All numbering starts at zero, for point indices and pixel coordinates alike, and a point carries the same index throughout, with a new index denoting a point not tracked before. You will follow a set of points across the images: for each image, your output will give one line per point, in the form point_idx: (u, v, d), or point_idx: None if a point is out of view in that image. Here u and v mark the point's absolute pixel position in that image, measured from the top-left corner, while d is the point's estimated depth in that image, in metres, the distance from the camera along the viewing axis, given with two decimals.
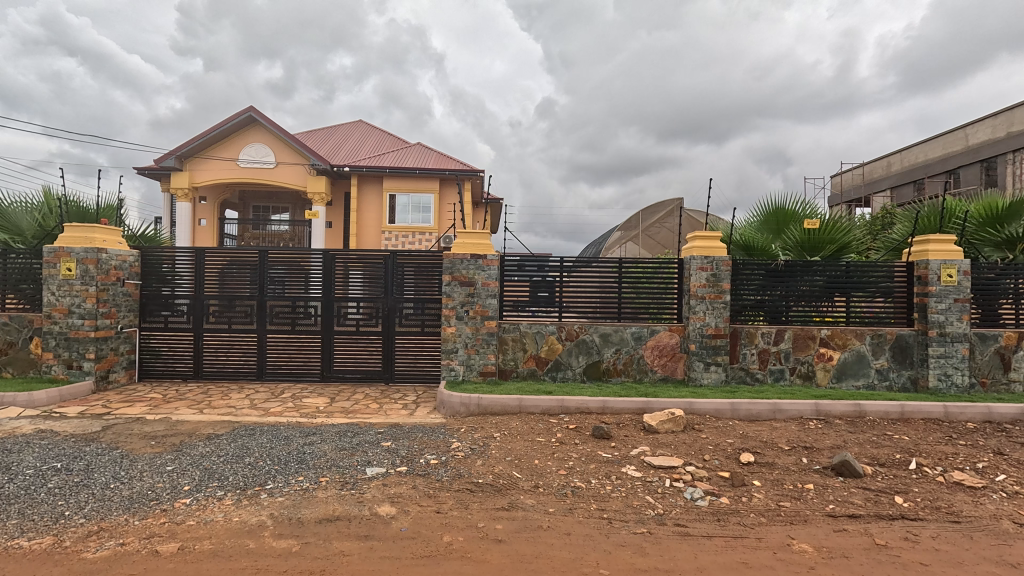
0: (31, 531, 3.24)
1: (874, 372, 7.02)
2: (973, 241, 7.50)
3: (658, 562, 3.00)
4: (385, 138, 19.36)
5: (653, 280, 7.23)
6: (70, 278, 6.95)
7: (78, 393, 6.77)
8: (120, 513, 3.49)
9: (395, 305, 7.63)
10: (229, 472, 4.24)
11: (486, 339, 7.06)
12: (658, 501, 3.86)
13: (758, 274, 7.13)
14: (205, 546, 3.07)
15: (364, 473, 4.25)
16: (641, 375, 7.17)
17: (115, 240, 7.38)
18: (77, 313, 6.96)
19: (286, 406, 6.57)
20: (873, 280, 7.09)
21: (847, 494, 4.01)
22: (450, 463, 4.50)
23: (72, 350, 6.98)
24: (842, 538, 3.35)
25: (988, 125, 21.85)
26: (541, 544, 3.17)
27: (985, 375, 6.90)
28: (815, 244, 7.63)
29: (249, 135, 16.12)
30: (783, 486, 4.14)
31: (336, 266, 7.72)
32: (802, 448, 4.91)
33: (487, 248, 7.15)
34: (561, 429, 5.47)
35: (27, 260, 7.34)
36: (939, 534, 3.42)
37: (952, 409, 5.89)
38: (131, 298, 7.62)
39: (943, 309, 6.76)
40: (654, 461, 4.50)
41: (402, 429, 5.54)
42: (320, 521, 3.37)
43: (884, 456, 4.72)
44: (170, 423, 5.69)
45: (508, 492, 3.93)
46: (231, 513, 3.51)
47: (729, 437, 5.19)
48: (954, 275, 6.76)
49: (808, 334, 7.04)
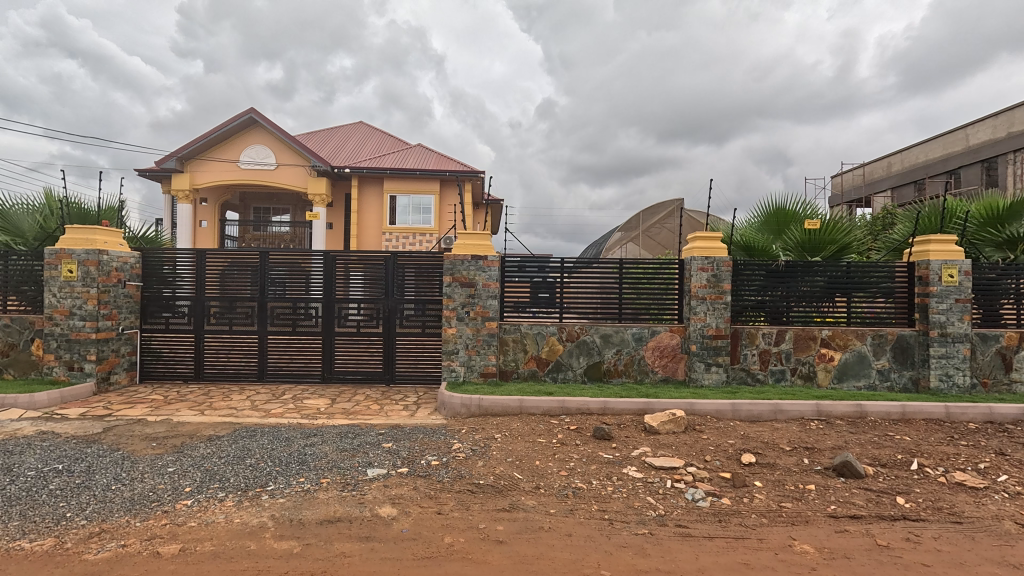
0: (31, 533, 3.24)
1: (875, 372, 7.01)
2: (974, 241, 7.50)
3: (659, 563, 3.00)
4: (386, 139, 19.39)
5: (653, 281, 7.23)
6: (71, 280, 6.96)
7: (79, 395, 6.78)
8: (121, 514, 3.49)
9: (395, 306, 7.64)
10: (230, 473, 4.24)
11: (487, 340, 7.06)
12: (659, 502, 3.86)
13: (758, 274, 7.13)
14: (206, 547, 3.07)
15: (364, 474, 4.25)
16: (642, 376, 7.17)
17: (116, 241, 7.39)
18: (78, 314, 6.96)
19: (287, 407, 6.58)
20: (874, 281, 7.09)
21: (848, 494, 4.00)
22: (451, 464, 4.50)
23: (73, 352, 6.98)
24: (843, 539, 3.35)
25: (988, 125, 21.85)
26: (543, 545, 3.17)
27: (986, 376, 6.90)
28: (815, 245, 7.63)
29: (250, 136, 16.13)
30: (785, 487, 4.13)
31: (336, 267, 7.72)
32: (803, 448, 4.90)
33: (487, 249, 7.15)
34: (561, 430, 5.47)
35: (28, 262, 7.35)
36: (941, 535, 3.41)
37: (953, 410, 5.88)
38: (132, 300, 7.63)
39: (944, 309, 6.75)
40: (654, 462, 4.49)
41: (403, 430, 5.54)
42: (321, 523, 3.37)
43: (886, 457, 4.71)
44: (171, 425, 5.69)
45: (509, 494, 3.93)
46: (232, 514, 3.51)
47: (730, 437, 5.18)
48: (955, 276, 6.76)
49: (808, 335, 7.04)
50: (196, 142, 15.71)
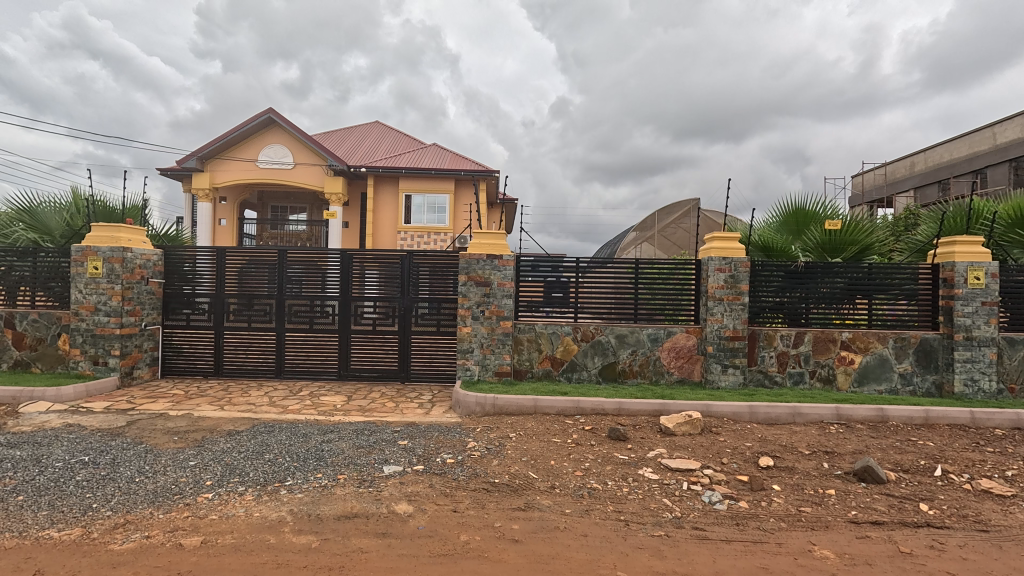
0: (60, 522, 3.33)
1: (897, 376, 6.88)
2: (1001, 242, 7.31)
3: (676, 565, 2.98)
4: (401, 138, 19.57)
5: (669, 281, 7.18)
6: (97, 277, 7.14)
7: (103, 388, 6.93)
8: (145, 506, 3.58)
9: (410, 304, 7.69)
10: (250, 468, 4.31)
11: (501, 340, 7.07)
12: (675, 504, 3.84)
13: (776, 275, 7.03)
14: (226, 540, 3.12)
15: (381, 471, 4.29)
16: (658, 377, 7.12)
17: (139, 239, 7.53)
18: (103, 310, 7.14)
19: (304, 403, 6.66)
20: (897, 283, 6.94)
21: (870, 499, 3.93)
22: (466, 462, 4.53)
23: (98, 347, 7.17)
24: (865, 545, 3.30)
25: (1017, 122, 21.21)
26: (559, 545, 3.17)
27: (1014, 381, 6.70)
28: (835, 246, 7.50)
29: (268, 135, 16.38)
30: (804, 491, 4.07)
31: (352, 265, 7.80)
32: (823, 452, 4.82)
33: (503, 248, 7.16)
34: (576, 430, 5.46)
35: (55, 259, 7.56)
36: (967, 543, 3.33)
37: (979, 416, 5.73)
38: (155, 296, 7.78)
39: (969, 313, 6.57)
40: (671, 464, 4.46)
41: (418, 428, 5.57)
42: (338, 518, 3.41)
43: (909, 462, 4.62)
44: (192, 419, 5.83)
45: (524, 493, 3.94)
46: (252, 508, 3.57)
47: (747, 440, 5.12)
48: (981, 278, 6.56)
49: (829, 337, 6.94)
50: (215, 143, 15.97)
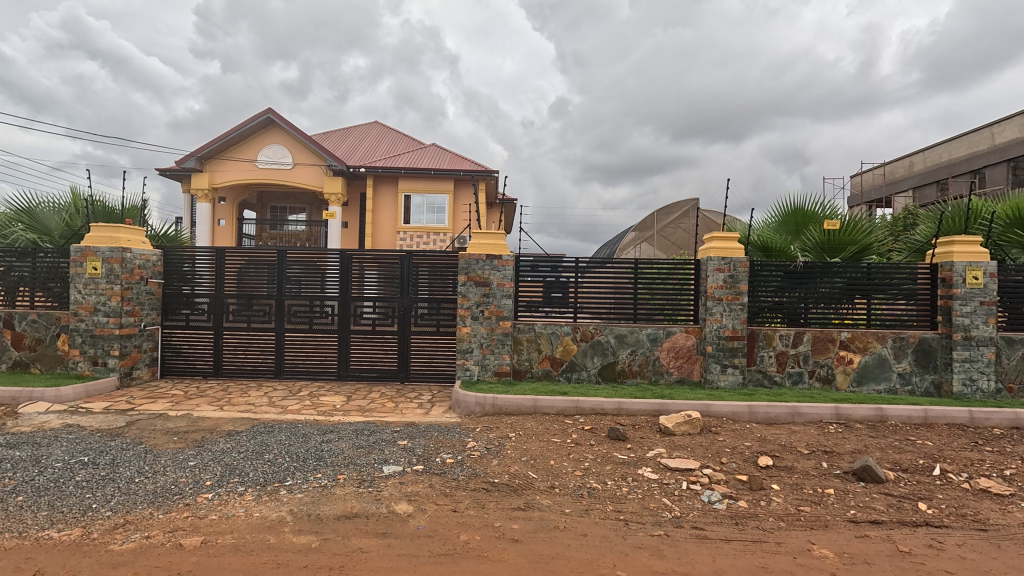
0: (60, 522, 3.34)
1: (896, 376, 6.90)
2: (1000, 242, 7.32)
3: (676, 565, 2.99)
4: (401, 138, 19.58)
5: (668, 281, 7.18)
6: (96, 277, 7.13)
7: (103, 389, 6.93)
8: (145, 506, 3.58)
9: (410, 304, 7.69)
10: (249, 468, 4.31)
11: (501, 339, 7.07)
12: (675, 503, 3.85)
13: (775, 276, 7.04)
14: (226, 540, 3.12)
15: (380, 471, 4.29)
16: (657, 377, 7.13)
17: (138, 239, 7.53)
18: (102, 310, 7.14)
19: (304, 404, 6.66)
20: (896, 283, 6.95)
21: (869, 499, 3.94)
22: (465, 462, 4.53)
23: (98, 347, 7.16)
24: (864, 544, 3.30)
25: (1017, 122, 21.25)
26: (559, 544, 3.18)
27: (1012, 381, 6.71)
28: (834, 245, 7.52)
29: (267, 135, 16.38)
30: (803, 491, 4.08)
31: (352, 265, 7.81)
32: (822, 452, 4.83)
33: (502, 248, 7.16)
34: (575, 430, 5.47)
35: (54, 259, 7.55)
36: (965, 542, 3.34)
37: (977, 415, 5.74)
38: (154, 297, 7.78)
39: (968, 312, 6.59)
40: (670, 463, 4.47)
41: (418, 428, 5.57)
42: (338, 518, 3.42)
43: (908, 462, 4.63)
44: (192, 419, 5.83)
45: (524, 493, 3.94)
46: (252, 508, 3.57)
47: (746, 440, 5.13)
48: (979, 278, 6.57)
49: (827, 337, 6.95)
50: (214, 143, 15.96)
